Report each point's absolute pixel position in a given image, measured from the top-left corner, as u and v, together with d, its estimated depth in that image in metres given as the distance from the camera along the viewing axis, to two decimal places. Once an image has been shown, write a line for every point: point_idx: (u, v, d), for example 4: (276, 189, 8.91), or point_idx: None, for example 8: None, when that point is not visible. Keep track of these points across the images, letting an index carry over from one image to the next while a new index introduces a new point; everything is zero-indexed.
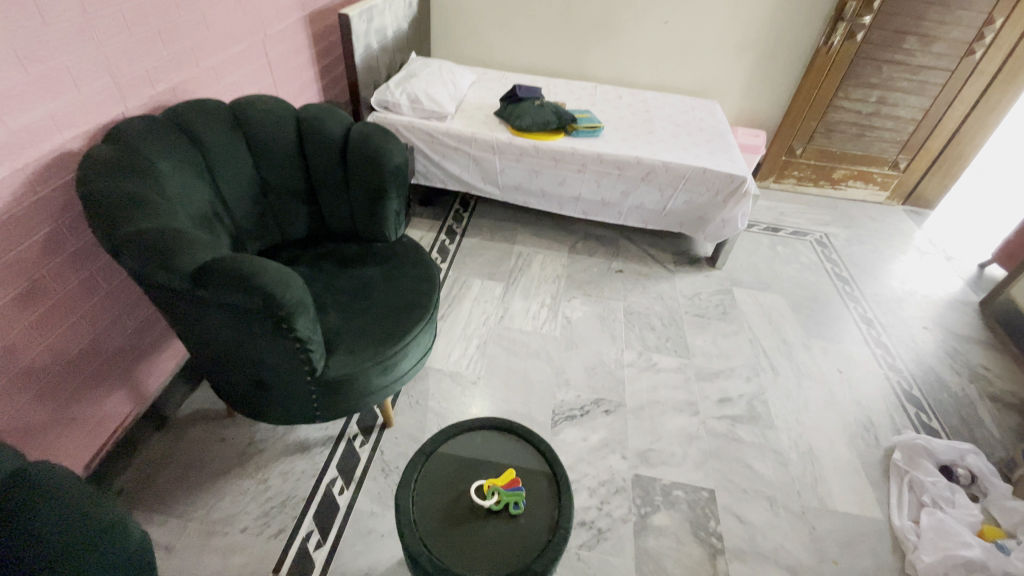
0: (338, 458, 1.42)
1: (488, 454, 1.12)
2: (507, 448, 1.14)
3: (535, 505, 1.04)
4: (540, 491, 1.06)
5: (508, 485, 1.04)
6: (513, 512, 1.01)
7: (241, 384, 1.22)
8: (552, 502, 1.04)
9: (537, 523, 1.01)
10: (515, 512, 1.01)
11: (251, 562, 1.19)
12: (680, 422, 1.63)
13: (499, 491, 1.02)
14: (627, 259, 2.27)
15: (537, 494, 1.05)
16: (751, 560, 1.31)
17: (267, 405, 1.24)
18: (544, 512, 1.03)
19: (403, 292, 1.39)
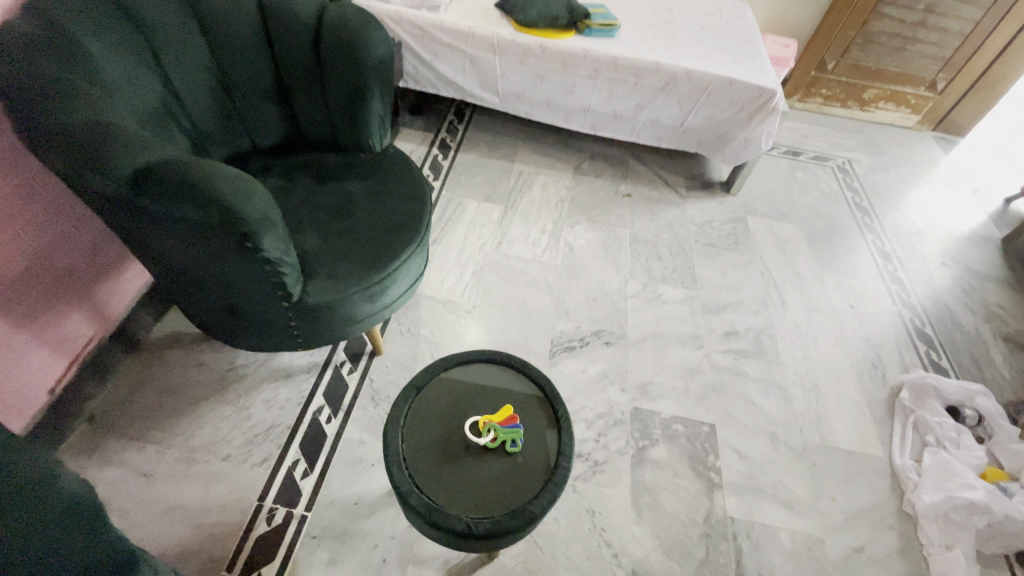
0: (325, 386, 1.35)
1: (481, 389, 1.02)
2: (501, 383, 1.04)
3: (534, 442, 0.96)
4: (539, 428, 0.98)
5: (506, 423, 0.95)
6: (509, 450, 0.93)
7: (212, 309, 1.10)
8: (553, 439, 0.96)
9: (537, 462, 0.93)
10: (512, 451, 0.93)
11: (235, 490, 1.15)
12: (684, 356, 1.55)
13: (496, 429, 0.93)
14: (636, 181, 2.09)
15: (536, 432, 0.97)
16: (748, 495, 1.29)
17: (243, 332, 1.13)
18: (544, 450, 0.95)
19: (390, 210, 1.24)
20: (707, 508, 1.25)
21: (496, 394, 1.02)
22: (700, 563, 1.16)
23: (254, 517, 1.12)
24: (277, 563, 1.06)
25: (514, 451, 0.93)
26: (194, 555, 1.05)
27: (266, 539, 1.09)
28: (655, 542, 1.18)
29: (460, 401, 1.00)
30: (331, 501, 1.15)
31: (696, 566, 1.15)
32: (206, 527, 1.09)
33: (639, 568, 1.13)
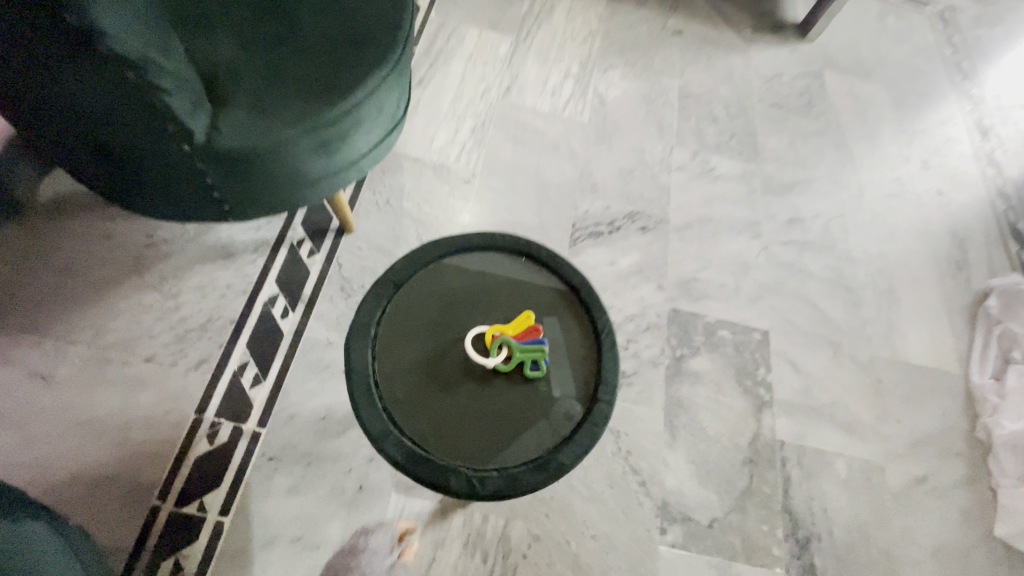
0: (279, 270, 1.03)
1: (490, 291, 0.79)
2: (517, 282, 0.81)
3: (561, 370, 0.75)
4: (567, 352, 0.76)
5: (525, 337, 0.72)
6: (529, 374, 0.72)
7: (105, 171, 0.77)
8: (585, 370, 0.76)
9: (564, 400, 0.74)
10: (532, 374, 0.72)
11: (163, 400, 0.89)
12: (736, 247, 1.23)
13: (512, 347, 0.71)
14: (689, 15, 1.58)
15: (563, 357, 0.76)
16: (802, 416, 1.07)
17: (151, 201, 0.79)
18: (575, 385, 0.75)
19: (347, 10, 0.81)
20: (753, 430, 1.03)
21: (510, 298, 0.79)
22: (741, 493, 0.97)
23: (191, 434, 0.87)
24: (224, 489, 0.83)
25: (532, 375, 0.72)
26: (115, 480, 0.82)
27: (208, 461, 0.85)
28: (691, 469, 0.97)
29: (462, 307, 0.77)
30: (290, 416, 0.90)
31: (738, 497, 0.96)
32: (129, 446, 0.85)
33: (670, 499, 0.94)
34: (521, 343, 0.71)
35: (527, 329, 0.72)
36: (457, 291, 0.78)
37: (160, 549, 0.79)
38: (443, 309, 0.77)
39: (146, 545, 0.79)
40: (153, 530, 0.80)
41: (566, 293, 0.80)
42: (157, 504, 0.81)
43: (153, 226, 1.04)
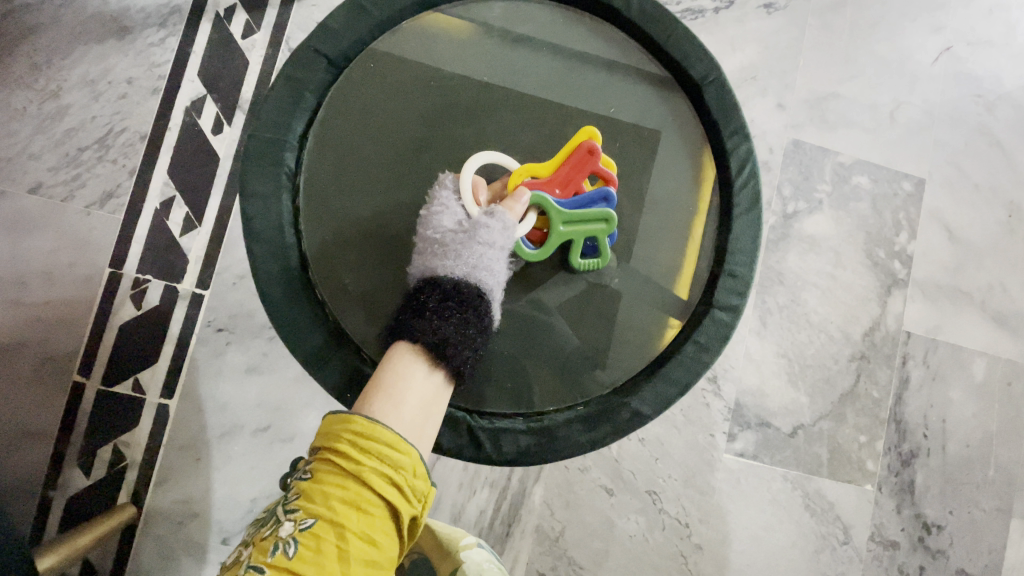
0: (202, 58, 0.68)
1: (526, 108, 0.53)
2: (573, 94, 0.54)
3: (640, 265, 0.52)
4: (647, 241, 0.53)
5: (572, 196, 0.49)
6: (575, 264, 0.51)
7: None
8: (675, 266, 0.53)
9: (644, 314, 0.52)
10: (581, 266, 0.51)
11: (64, 247, 0.64)
12: (901, 45, 0.80)
13: (551, 215, 0.49)
14: None
15: (643, 245, 0.53)
16: (943, 300, 0.78)
17: None
18: (659, 288, 0.52)
19: None
20: (873, 318, 0.75)
21: (560, 122, 0.53)
22: (841, 397, 0.73)
23: (109, 294, 0.64)
24: (164, 366, 0.64)
25: (582, 268, 0.51)
26: (19, 349, 0.62)
27: (136, 330, 0.64)
28: (780, 365, 0.72)
29: (481, 132, 0.52)
30: (240, 276, 0.65)
31: (836, 401, 0.73)
32: (29, 308, 0.63)
33: (747, 401, 0.71)
34: (564, 208, 0.49)
35: (581, 173, 0.49)
36: (470, 105, 0.52)
37: (93, 437, 0.62)
38: (439, 129, 0.52)
39: (75, 430, 0.62)
40: (80, 413, 0.63)
41: (646, 129, 0.54)
42: (82, 380, 0.63)
43: None
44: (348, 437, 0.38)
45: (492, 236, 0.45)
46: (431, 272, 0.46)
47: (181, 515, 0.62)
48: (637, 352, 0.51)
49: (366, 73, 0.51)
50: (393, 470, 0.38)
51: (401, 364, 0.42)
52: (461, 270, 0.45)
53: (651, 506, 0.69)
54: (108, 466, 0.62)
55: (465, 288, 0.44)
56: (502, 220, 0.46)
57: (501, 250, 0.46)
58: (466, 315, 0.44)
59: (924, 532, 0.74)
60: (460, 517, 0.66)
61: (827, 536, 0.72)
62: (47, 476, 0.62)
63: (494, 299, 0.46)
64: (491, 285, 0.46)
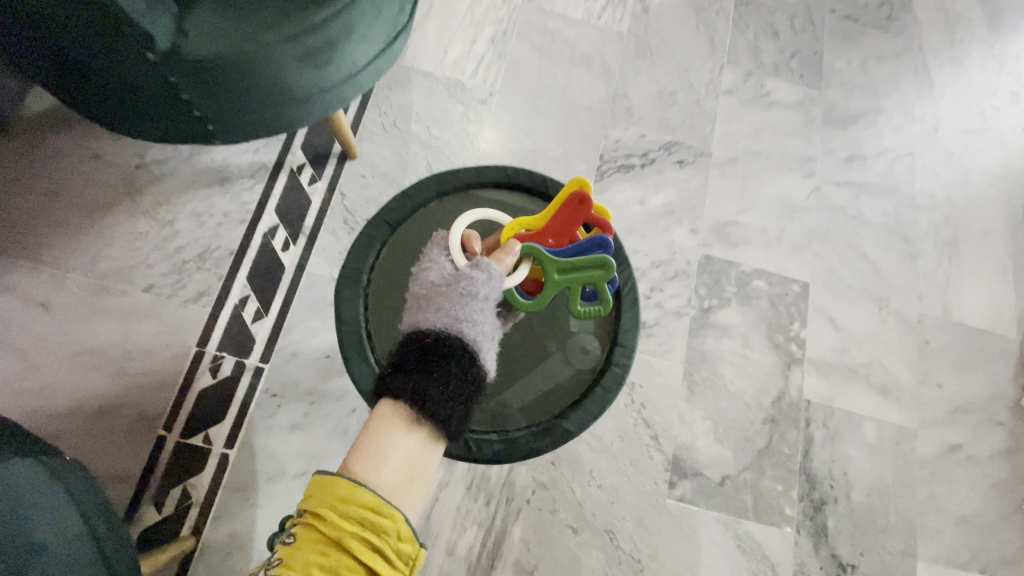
0: (279, 198, 0.96)
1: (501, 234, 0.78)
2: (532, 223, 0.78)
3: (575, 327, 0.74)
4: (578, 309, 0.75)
5: (565, 250, 0.67)
6: (574, 306, 0.67)
7: (52, 77, 0.65)
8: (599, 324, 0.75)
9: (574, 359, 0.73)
10: (579, 310, 0.67)
11: (164, 333, 0.86)
12: (783, 187, 1.11)
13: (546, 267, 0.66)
14: None
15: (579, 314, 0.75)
16: (834, 375, 0.99)
17: (114, 115, 0.69)
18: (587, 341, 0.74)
19: None
20: (778, 388, 0.97)
21: None
22: (759, 453, 0.92)
23: (193, 367, 0.85)
24: (229, 423, 0.83)
25: (579, 311, 0.67)
26: (120, 409, 0.82)
27: (211, 395, 0.84)
28: (707, 425, 0.92)
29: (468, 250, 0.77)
30: (293, 353, 0.87)
31: (755, 455, 0.92)
32: (132, 377, 0.83)
33: (683, 454, 0.90)
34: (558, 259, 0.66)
35: (571, 225, 0.69)
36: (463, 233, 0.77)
37: (167, 479, 0.80)
38: None
39: (154, 474, 0.80)
40: (159, 460, 0.81)
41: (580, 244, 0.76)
42: (164, 434, 0.82)
43: (143, 146, 0.96)
44: (333, 505, 0.49)
45: (478, 289, 0.62)
46: (421, 330, 0.60)
47: (230, 546, 0.78)
48: (563, 391, 0.71)
49: (413, 231, 0.76)
50: (373, 534, 0.48)
51: (386, 432, 0.54)
52: (448, 322, 0.60)
53: (608, 543, 0.85)
54: (176, 504, 0.79)
55: (448, 340, 0.58)
56: (490, 276, 0.62)
57: (485, 302, 0.62)
58: (449, 361, 0.57)
59: (840, 571, 0.89)
60: (452, 551, 0.82)
61: (757, 572, 0.87)
62: (128, 511, 0.78)
63: (477, 347, 0.60)
64: (471, 335, 0.60)
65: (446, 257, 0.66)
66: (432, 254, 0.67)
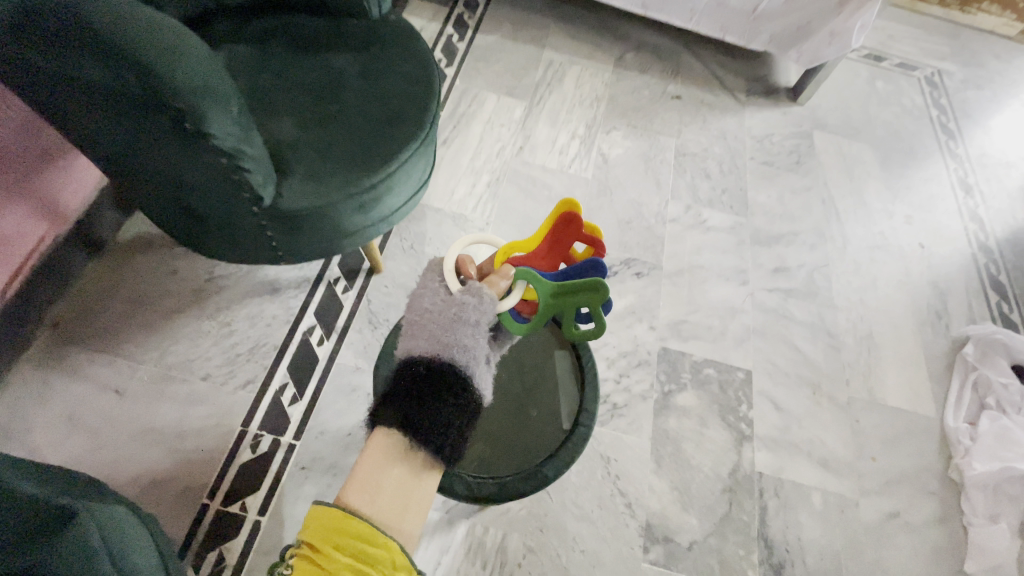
0: (317, 304, 1.19)
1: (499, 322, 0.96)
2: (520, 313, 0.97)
3: (554, 389, 0.87)
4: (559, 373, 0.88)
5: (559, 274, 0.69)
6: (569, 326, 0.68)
7: (171, 213, 0.89)
8: (574, 385, 0.87)
9: (553, 415, 0.84)
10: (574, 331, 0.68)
11: (215, 415, 1.03)
12: (723, 293, 1.37)
13: (539, 290, 0.66)
14: (687, 82, 1.77)
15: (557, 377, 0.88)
16: (780, 450, 1.16)
17: (210, 243, 0.93)
18: (565, 400, 0.85)
19: (388, 93, 0.99)
20: (733, 462, 1.13)
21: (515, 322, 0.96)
22: (720, 519, 1.06)
23: (236, 444, 1.01)
24: (263, 493, 0.98)
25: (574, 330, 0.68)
26: (173, 480, 0.97)
27: (249, 468, 0.99)
28: (674, 495, 1.07)
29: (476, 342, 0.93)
30: (321, 432, 1.04)
31: (717, 522, 1.06)
32: (185, 452, 0.99)
33: (654, 521, 1.04)
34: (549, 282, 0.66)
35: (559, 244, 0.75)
36: None
37: (205, 543, 0.93)
38: None
39: (195, 538, 0.93)
40: (200, 526, 0.94)
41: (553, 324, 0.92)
42: (207, 502, 0.96)
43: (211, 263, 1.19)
44: (329, 535, 0.52)
45: (470, 315, 0.62)
46: (414, 358, 0.60)
47: None
48: (534, 451, 0.81)
49: None
50: (365, 564, 0.51)
51: (380, 463, 0.56)
52: (439, 347, 0.60)
53: None
54: (212, 565, 0.91)
55: (438, 365, 0.59)
56: (485, 301, 0.62)
57: (476, 328, 0.61)
58: (443, 387, 0.58)
59: None
60: None
61: None
62: None
63: (468, 369, 0.60)
64: (462, 360, 0.60)
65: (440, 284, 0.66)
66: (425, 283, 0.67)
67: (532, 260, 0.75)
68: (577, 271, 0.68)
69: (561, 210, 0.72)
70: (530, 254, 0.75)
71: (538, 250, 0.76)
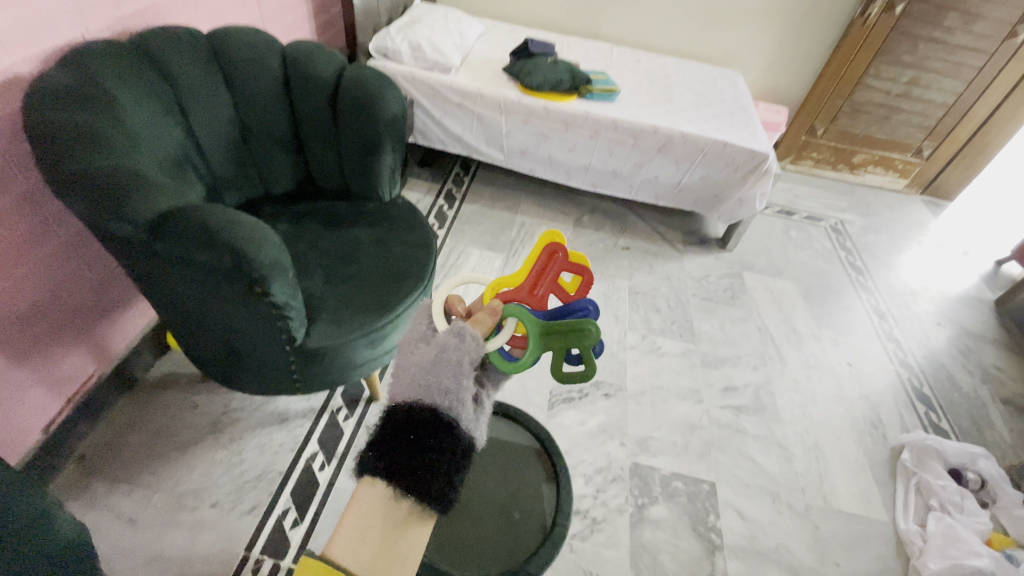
0: (320, 431, 1.33)
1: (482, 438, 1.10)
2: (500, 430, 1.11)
3: (533, 496, 1.01)
4: (537, 482, 1.03)
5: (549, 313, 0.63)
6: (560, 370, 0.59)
7: (215, 352, 1.09)
8: (550, 492, 1.01)
9: (533, 519, 0.98)
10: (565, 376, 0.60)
11: (220, 541, 1.10)
12: (683, 410, 1.56)
13: (531, 328, 0.56)
14: (634, 235, 2.18)
15: (536, 486, 1.03)
16: (750, 559, 1.25)
17: (242, 375, 1.13)
18: (544, 506, 0.99)
19: (394, 256, 1.28)
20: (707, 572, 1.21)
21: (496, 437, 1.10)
22: None
23: (238, 570, 1.07)
24: None
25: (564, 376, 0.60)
26: None
27: None
28: None
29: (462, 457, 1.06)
30: None
31: None
32: None
33: None
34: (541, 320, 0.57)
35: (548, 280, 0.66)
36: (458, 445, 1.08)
37: None
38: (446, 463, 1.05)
39: None
40: None
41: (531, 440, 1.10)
42: None
43: (228, 397, 1.35)
44: None
45: (451, 355, 0.48)
46: (401, 403, 0.48)
47: None
48: (518, 551, 0.93)
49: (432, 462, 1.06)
50: None
51: (367, 516, 0.43)
52: (418, 391, 0.48)
53: None
54: None
55: (422, 409, 0.47)
56: (469, 339, 0.50)
57: (462, 368, 0.49)
58: (430, 437, 0.46)
59: None
60: None
61: None
62: None
63: (456, 414, 0.48)
64: (448, 405, 0.47)
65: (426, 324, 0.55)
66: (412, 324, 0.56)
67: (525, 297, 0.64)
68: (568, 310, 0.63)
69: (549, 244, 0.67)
70: (521, 289, 0.65)
71: (527, 284, 0.66)
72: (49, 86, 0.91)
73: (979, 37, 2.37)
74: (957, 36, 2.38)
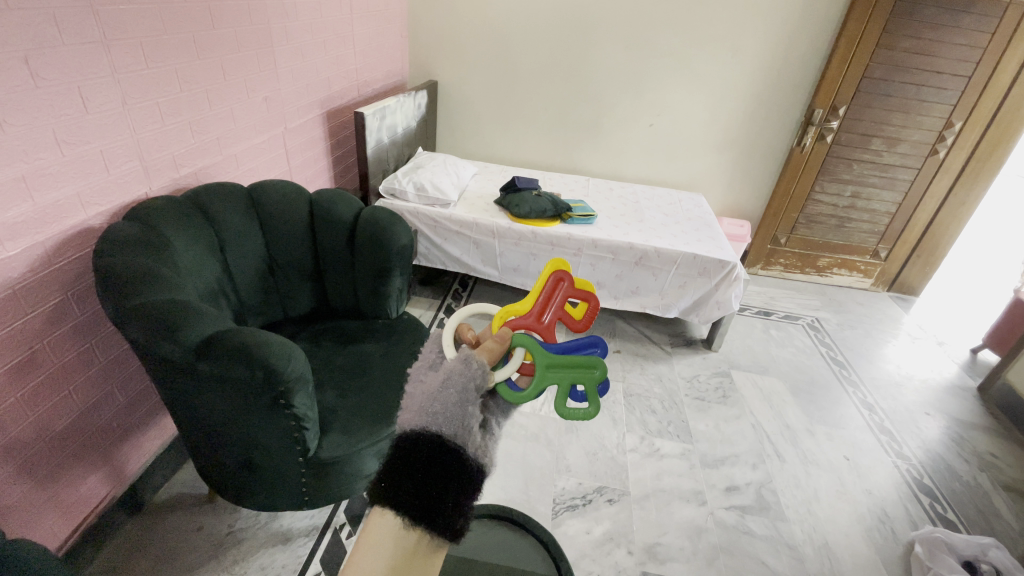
0: (323, 550, 1.32)
1: (499, 547, 1.11)
2: (517, 539, 1.13)
3: None
4: None
5: (558, 345, 0.70)
6: (569, 407, 0.66)
7: (230, 466, 1.15)
8: None
9: None
10: (574, 413, 0.65)
11: None
12: (687, 512, 1.56)
13: (537, 361, 0.65)
14: (623, 340, 2.33)
15: None
16: None
17: (253, 489, 1.18)
18: None
19: (401, 367, 1.40)
20: None
21: (514, 544, 1.12)
22: None
23: None
24: None
25: (569, 413, 0.66)
26: None
27: None
28: None
29: (475, 560, 1.07)
30: None
31: None
32: None
33: None
34: (548, 354, 0.66)
35: (553, 307, 0.75)
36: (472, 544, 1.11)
37: None
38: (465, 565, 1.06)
39: None
40: None
41: (542, 550, 1.10)
42: None
43: (232, 518, 1.36)
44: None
45: (456, 381, 0.57)
46: (411, 428, 0.56)
47: None
48: None
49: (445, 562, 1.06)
50: None
51: (379, 535, 0.54)
52: (426, 418, 0.56)
53: None
54: None
55: (426, 437, 0.55)
56: (474, 367, 0.58)
57: (467, 395, 0.57)
58: (433, 466, 0.54)
59: None
60: None
61: None
62: None
63: (460, 441, 0.56)
64: (451, 432, 0.55)
65: (437, 353, 0.65)
66: (426, 353, 0.65)
67: (532, 324, 0.72)
68: (574, 344, 0.71)
69: (554, 271, 0.76)
70: (527, 317, 0.73)
71: (532, 312, 0.73)
72: (117, 236, 1.10)
73: (905, 156, 2.74)
74: (886, 157, 2.74)
